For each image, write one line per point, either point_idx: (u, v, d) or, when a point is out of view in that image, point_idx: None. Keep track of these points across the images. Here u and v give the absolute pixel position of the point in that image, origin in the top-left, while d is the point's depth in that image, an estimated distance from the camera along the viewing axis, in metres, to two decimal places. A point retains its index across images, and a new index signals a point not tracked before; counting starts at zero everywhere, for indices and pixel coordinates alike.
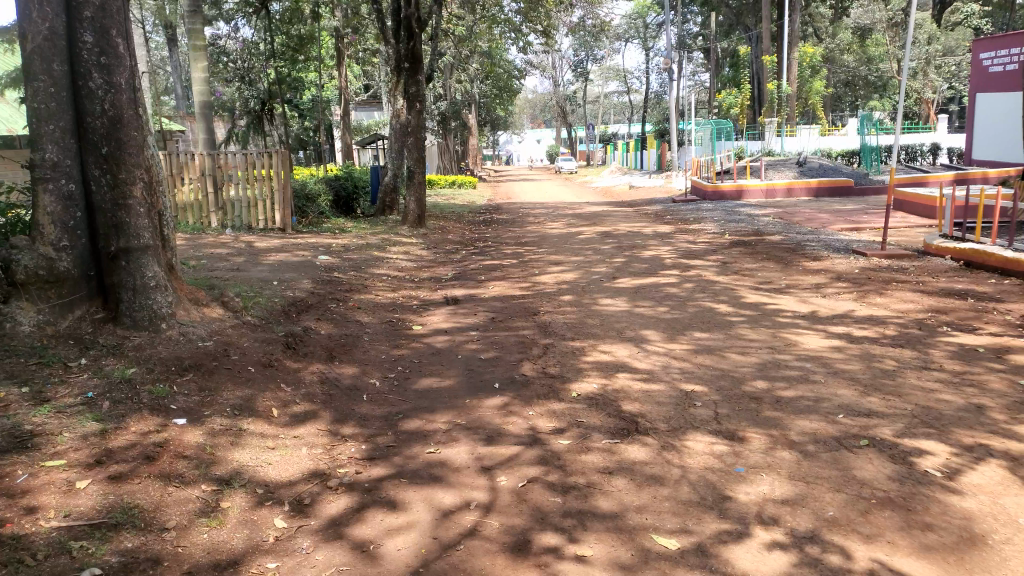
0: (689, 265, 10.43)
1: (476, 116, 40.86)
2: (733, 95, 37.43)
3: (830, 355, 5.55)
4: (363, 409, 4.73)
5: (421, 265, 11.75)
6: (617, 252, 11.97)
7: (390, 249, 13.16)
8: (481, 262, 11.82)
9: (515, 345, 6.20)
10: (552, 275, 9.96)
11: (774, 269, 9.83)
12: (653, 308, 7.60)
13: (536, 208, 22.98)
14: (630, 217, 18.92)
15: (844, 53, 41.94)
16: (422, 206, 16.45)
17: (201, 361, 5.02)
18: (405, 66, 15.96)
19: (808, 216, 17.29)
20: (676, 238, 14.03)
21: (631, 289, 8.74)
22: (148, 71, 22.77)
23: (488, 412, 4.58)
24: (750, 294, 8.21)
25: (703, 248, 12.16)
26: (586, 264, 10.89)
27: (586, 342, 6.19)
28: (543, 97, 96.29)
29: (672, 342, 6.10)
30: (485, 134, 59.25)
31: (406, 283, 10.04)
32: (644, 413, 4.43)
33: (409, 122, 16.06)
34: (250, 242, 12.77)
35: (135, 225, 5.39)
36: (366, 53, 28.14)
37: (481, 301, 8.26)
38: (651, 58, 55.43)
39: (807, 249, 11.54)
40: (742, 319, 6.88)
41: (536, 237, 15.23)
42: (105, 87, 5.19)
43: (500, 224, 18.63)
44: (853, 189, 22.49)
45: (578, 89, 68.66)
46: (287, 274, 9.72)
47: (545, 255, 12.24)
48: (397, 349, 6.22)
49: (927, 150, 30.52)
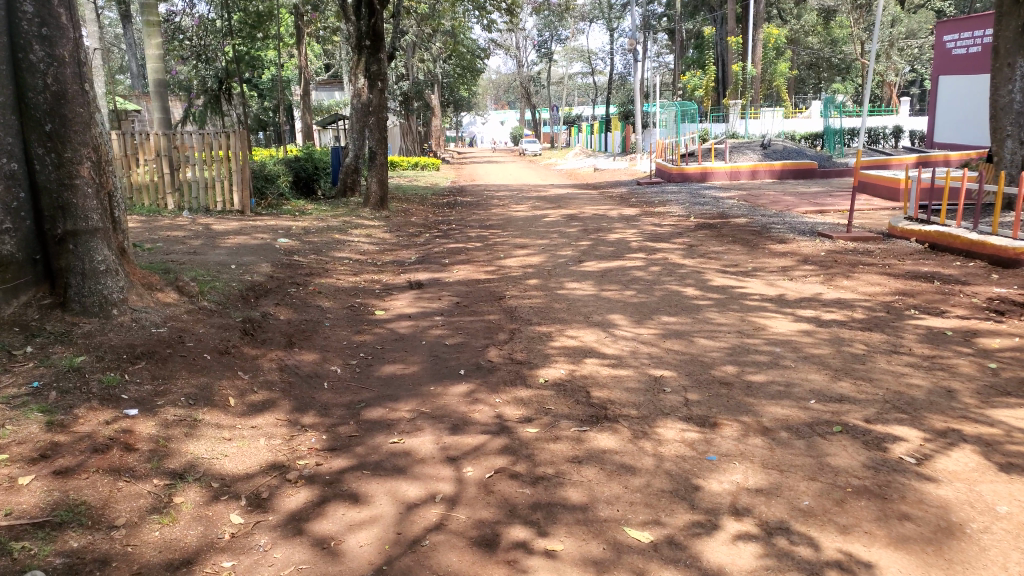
0: (654, 248, 10.41)
1: (439, 97, 40.44)
2: (697, 78, 37.60)
3: (800, 341, 5.58)
4: (325, 398, 4.60)
5: (385, 248, 11.57)
6: (583, 235, 11.91)
7: (353, 232, 12.92)
8: (446, 245, 11.68)
9: (481, 331, 6.11)
10: (517, 259, 9.87)
11: (738, 252, 9.87)
12: (620, 292, 7.57)
13: (501, 190, 22.83)
14: (596, 200, 18.90)
15: (808, 36, 42.31)
16: (384, 188, 16.20)
17: (154, 348, 4.80)
18: (366, 44, 15.66)
19: (772, 199, 17.45)
20: (641, 221, 14.02)
21: (597, 273, 8.69)
22: (99, 48, 22.05)
23: (453, 399, 4.49)
24: (717, 277, 8.22)
25: (669, 231, 12.18)
26: (552, 247, 10.82)
27: (553, 327, 6.12)
28: (508, 78, 95.76)
29: (639, 326, 6.08)
30: (449, 115, 58.73)
31: (368, 267, 9.87)
32: (613, 400, 4.38)
33: (371, 102, 15.77)
34: (209, 225, 12.42)
35: (83, 207, 5.13)
36: (328, 31, 27.59)
37: (446, 285, 8.14)
38: (616, 39, 55.27)
39: (773, 232, 11.62)
40: (709, 303, 6.88)
41: (502, 220, 15.11)
42: (47, 60, 4.90)
43: (465, 206, 18.46)
44: (816, 172, 22.75)
45: (543, 71, 68.35)
46: (246, 257, 9.48)
47: (510, 238, 12.13)
48: (360, 335, 6.08)
49: (889, 133, 31.06)
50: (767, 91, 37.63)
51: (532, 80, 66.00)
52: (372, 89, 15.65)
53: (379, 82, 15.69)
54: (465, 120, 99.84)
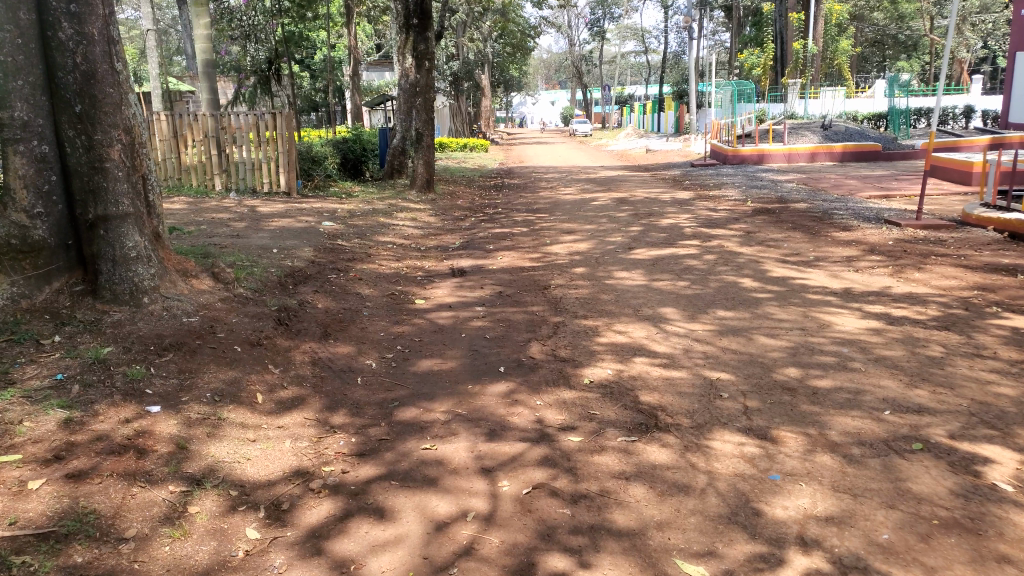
0: (709, 234, 9.93)
1: (489, 77, 40.01)
2: (755, 56, 36.29)
3: (869, 340, 5.13)
4: (357, 395, 4.36)
5: (429, 232, 11.32)
6: (633, 220, 11.47)
7: (398, 215, 12.72)
8: (491, 229, 11.38)
9: (524, 323, 5.80)
10: (564, 245, 9.52)
11: (799, 240, 9.32)
12: (672, 282, 7.17)
13: (550, 172, 22.41)
14: (647, 182, 18.35)
15: (873, 11, 40.46)
16: (430, 169, 15.92)
17: (183, 339, 4.61)
18: (413, 23, 15.35)
19: (833, 182, 16.64)
20: (694, 205, 13.48)
21: (648, 261, 8.29)
22: (153, 30, 22.31)
23: (490, 400, 4.21)
24: (776, 267, 7.74)
25: (724, 216, 11.65)
26: (600, 233, 10.43)
27: (600, 321, 5.78)
28: (558, 58, 94.57)
29: (692, 321, 5.69)
30: (498, 95, 58.23)
31: (412, 252, 9.64)
32: (663, 405, 4.04)
33: (418, 82, 15.47)
34: (255, 207, 12.37)
35: (114, 191, 4.96)
36: (377, 12, 27.39)
37: (489, 272, 7.85)
38: (670, 16, 53.78)
39: (835, 218, 10.99)
40: (767, 296, 6.44)
41: (550, 203, 14.73)
42: (76, 38, 4.73)
43: (513, 189, 18.11)
44: (881, 153, 21.68)
45: (594, 50, 67.18)
46: (289, 240, 9.35)
47: (558, 222, 11.77)
48: (398, 326, 5.84)
49: (959, 113, 29.52)
50: (829, 70, 36.16)
51: (585, 60, 64.88)
52: (418, 69, 15.36)
53: (426, 61, 15.38)
54: (515, 100, 99.04)
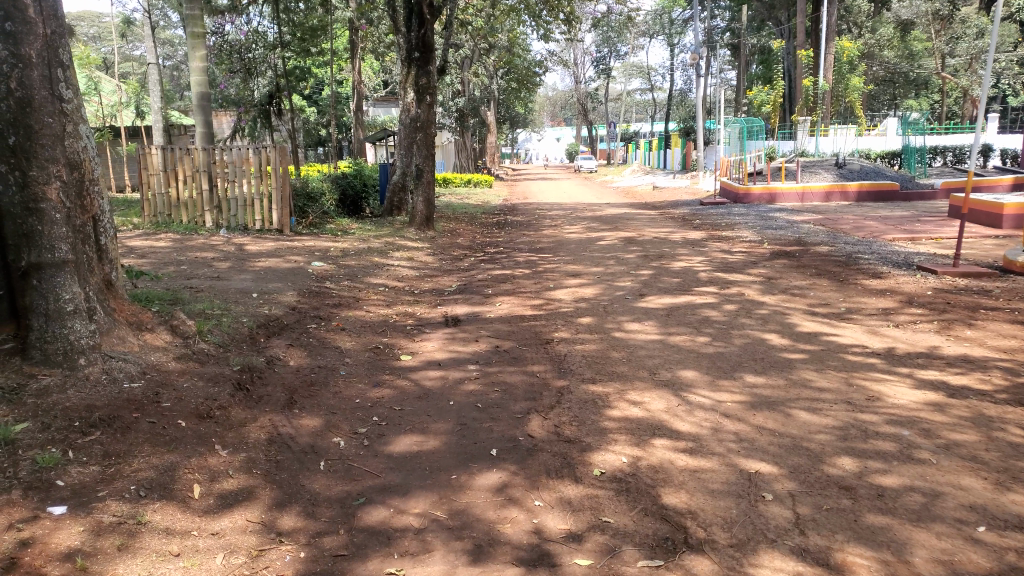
0: (727, 280, 9.19)
1: (495, 113, 39.64)
2: (764, 93, 35.86)
3: (929, 419, 4.32)
4: (318, 487, 3.57)
5: (425, 274, 10.61)
6: (644, 262, 10.75)
7: (395, 254, 12.04)
8: (492, 271, 10.66)
9: (524, 387, 5.03)
10: (570, 290, 8.79)
11: (826, 289, 8.56)
12: (691, 336, 6.39)
13: (556, 209, 21.83)
14: (656, 221, 17.70)
15: (884, 50, 40.24)
16: (430, 206, 15.29)
17: (118, 412, 3.82)
18: (415, 56, 14.85)
19: (852, 224, 15.92)
20: (708, 246, 12.75)
21: (662, 311, 7.52)
22: (153, 62, 21.94)
23: (479, 497, 3.42)
24: (806, 321, 6.97)
25: (741, 260, 10.91)
26: (609, 277, 9.69)
27: (611, 386, 4.99)
28: (565, 94, 95.15)
29: (720, 390, 4.89)
30: (505, 131, 58.14)
31: (404, 296, 8.91)
32: (694, 510, 3.24)
33: (419, 116, 14.93)
34: (243, 245, 11.74)
35: (51, 236, 4.21)
36: (384, 47, 27.13)
37: (486, 323, 7.09)
38: (677, 54, 53.78)
39: (860, 263, 10.23)
40: (802, 359, 5.65)
41: (555, 243, 14.04)
42: (10, 61, 4.05)
43: (517, 226, 17.48)
44: (898, 193, 21.01)
45: (601, 87, 67.30)
46: (272, 283, 8.65)
47: (563, 264, 11.06)
48: (378, 389, 5.06)
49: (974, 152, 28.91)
50: (840, 109, 35.64)
51: (591, 96, 64.89)
52: (419, 103, 14.84)
53: (428, 95, 14.84)
54: (521, 136, 99.33)
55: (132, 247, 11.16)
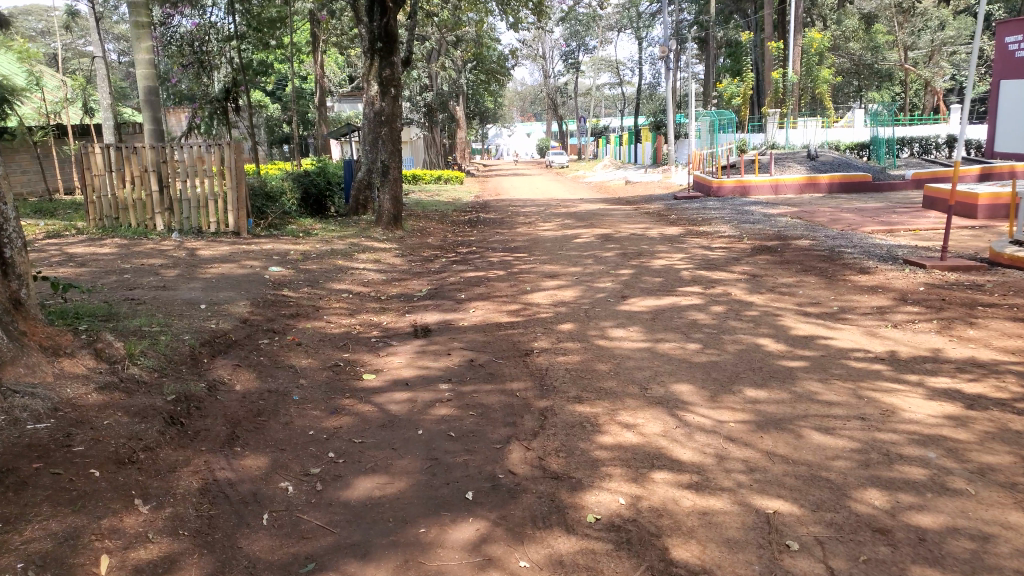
0: (710, 279, 8.72)
1: (463, 108, 38.99)
2: (734, 85, 35.73)
3: (957, 436, 3.84)
4: (258, 553, 2.98)
5: (391, 277, 9.99)
6: (622, 261, 10.25)
7: (359, 256, 11.40)
8: (463, 273, 10.09)
9: (501, 410, 4.47)
10: (546, 293, 8.25)
11: (815, 286, 8.12)
12: (681, 343, 5.88)
13: (528, 205, 21.30)
14: (631, 216, 17.26)
15: (849, 42, 40.49)
16: (397, 205, 14.63)
17: (14, 465, 3.19)
18: (378, 46, 14.19)
19: (829, 217, 15.62)
20: (687, 242, 12.30)
21: (647, 314, 7.01)
22: (102, 57, 20.93)
23: (450, 559, 2.85)
24: (800, 322, 6.50)
25: (722, 256, 10.47)
26: (587, 277, 9.16)
27: (599, 405, 4.45)
28: (533, 90, 94.74)
29: (720, 408, 4.37)
30: (474, 127, 57.59)
31: (369, 303, 8.30)
32: (708, 568, 2.71)
33: (383, 110, 14.29)
34: (195, 250, 11.00)
35: None
36: (348, 42, 26.40)
37: (458, 332, 6.51)
38: (644, 49, 53.67)
39: (845, 257, 9.85)
40: (803, 367, 5.16)
41: (528, 241, 13.49)
42: None
43: (488, 224, 16.89)
44: (871, 184, 20.82)
45: (569, 82, 67.04)
46: (225, 292, 7.99)
47: (538, 264, 10.51)
48: (335, 417, 4.47)
49: (941, 143, 28.96)
50: (809, 100, 35.60)
51: (560, 91, 64.46)
52: (384, 96, 14.20)
53: (392, 87, 14.22)
54: (490, 132, 98.61)
55: (73, 255, 10.38)
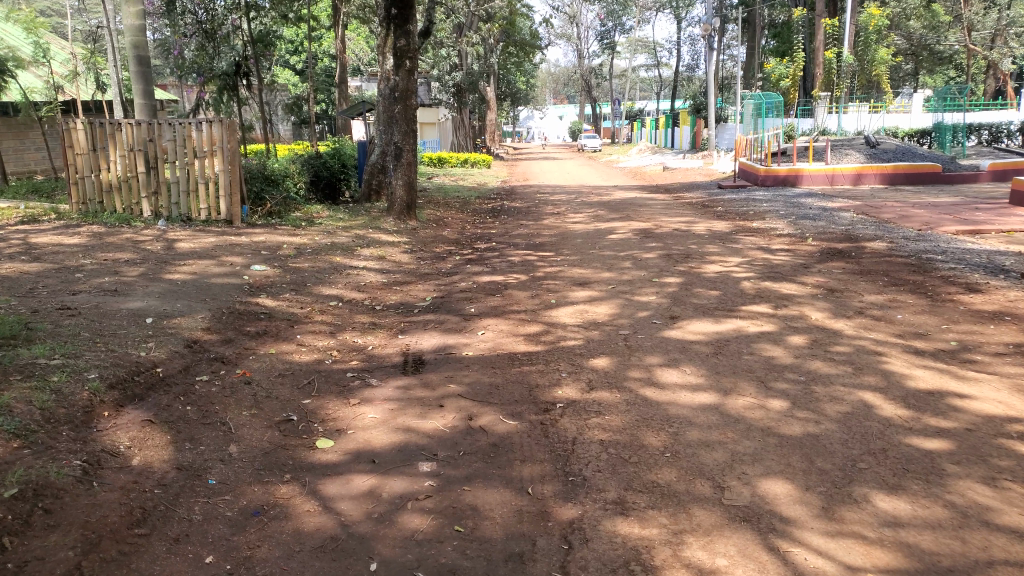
0: (778, 294, 7.10)
1: (493, 89, 37.34)
2: (782, 66, 33.54)
3: None
4: None
5: (393, 280, 8.51)
6: (666, 266, 8.65)
7: (362, 252, 9.97)
8: (477, 276, 8.55)
9: (502, 523, 2.97)
10: (576, 308, 6.71)
11: (915, 309, 6.45)
12: (758, 400, 4.29)
13: (558, 193, 19.74)
14: (671, 207, 15.59)
15: (911, 20, 37.53)
16: (412, 191, 13.03)
17: None
18: (393, 13, 12.61)
19: (897, 211, 13.82)
20: (739, 242, 10.64)
21: (705, 345, 5.42)
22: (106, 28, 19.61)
23: None
24: (915, 365, 4.89)
25: (787, 263, 8.82)
26: (625, 287, 7.59)
27: (654, 524, 2.92)
28: (567, 72, 92.84)
29: (843, 540, 2.81)
30: (506, 108, 56.10)
31: (359, 316, 6.80)
32: None
33: (397, 84, 12.69)
34: (175, 241, 9.64)
35: None
36: (371, 17, 24.96)
37: (459, 367, 4.99)
38: (683, 28, 51.53)
39: (939, 268, 8.14)
40: (949, 452, 3.54)
41: (556, 236, 11.94)
42: None
43: (513, 214, 15.36)
44: (937, 176, 18.77)
45: (605, 64, 65.11)
46: (184, 301, 6.57)
47: (566, 266, 8.96)
48: (254, 527, 3.00)
49: (1012, 130, 26.53)
50: (865, 82, 33.25)
51: (595, 73, 62.33)
52: (398, 70, 12.63)
53: (407, 60, 12.63)
54: (522, 113, 96.65)
55: (33, 244, 9.09)
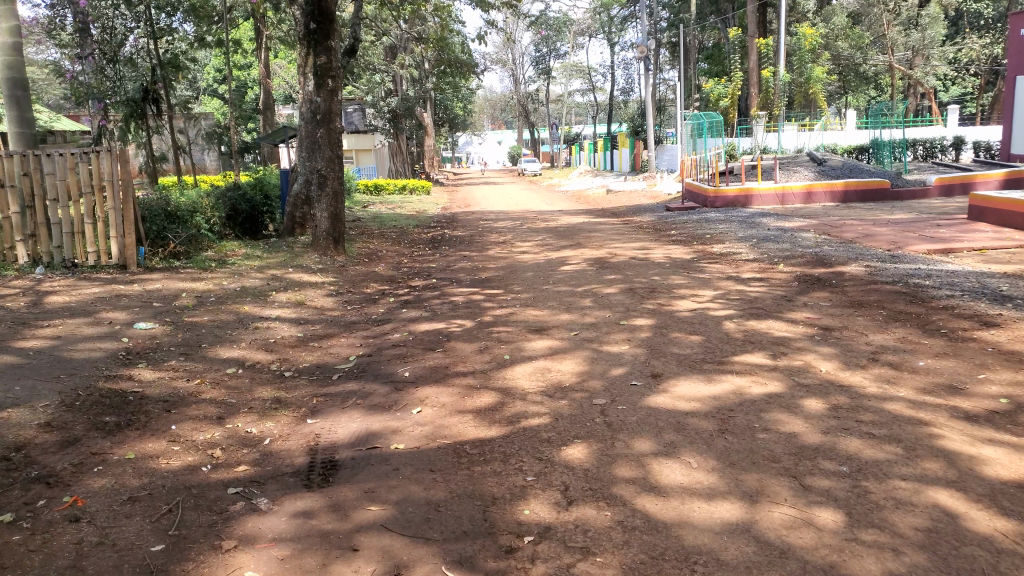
0: (770, 338, 5.99)
1: (430, 115, 36.18)
2: (720, 85, 33.48)
3: None
4: None
5: (312, 333, 7.12)
6: (631, 303, 7.49)
7: (277, 298, 8.55)
8: (413, 324, 7.22)
9: None
10: (535, 366, 5.45)
11: (936, 351, 5.40)
12: (800, 511, 3.10)
13: (501, 219, 18.56)
14: (622, 231, 14.60)
15: (839, 40, 36.81)
16: (338, 224, 11.57)
17: None
18: (311, 27, 11.22)
19: (860, 229, 13.08)
20: (706, 270, 9.61)
21: (704, 420, 4.23)
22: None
23: None
24: (980, 441, 3.76)
25: (767, 296, 7.78)
26: (589, 333, 6.39)
27: None
28: (503, 98, 92.50)
29: None
30: (443, 135, 55.04)
31: (263, 389, 5.40)
32: None
33: (318, 106, 11.32)
34: (47, 293, 8.01)
35: None
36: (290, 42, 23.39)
37: (385, 476, 3.66)
38: (616, 51, 51.60)
39: (939, 296, 7.18)
40: None
41: (503, 268, 10.71)
42: None
43: (454, 244, 14.10)
44: (888, 192, 18.31)
45: (541, 89, 64.77)
46: (26, 378, 5.04)
47: (517, 307, 7.72)
48: None
49: (948, 145, 26.76)
50: (802, 101, 33.30)
51: (532, 98, 61.95)
52: (319, 90, 11.26)
53: (329, 79, 11.28)
54: (459, 140, 95.84)
55: None
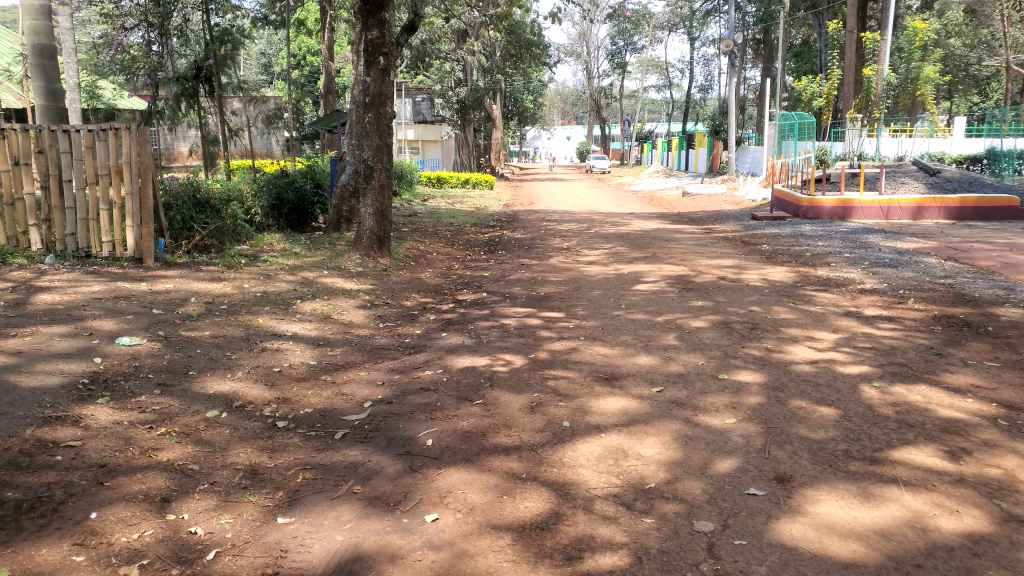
0: (937, 421, 4.32)
1: (502, 107, 34.89)
2: (815, 84, 31.12)
3: None
4: None
5: (327, 363, 5.76)
6: (730, 346, 5.89)
7: (301, 309, 7.26)
8: (450, 358, 5.77)
9: None
10: (606, 445, 3.92)
11: None
12: None
13: (566, 221, 17.04)
14: (705, 243, 12.87)
15: (952, 38, 33.98)
16: (383, 222, 10.22)
17: None
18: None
19: (995, 255, 11.06)
20: (816, 301, 7.88)
21: None
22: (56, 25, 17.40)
23: None
24: None
25: (908, 347, 6.04)
26: (678, 391, 4.82)
27: None
28: (575, 92, 90.53)
29: None
30: (513, 128, 53.77)
31: (239, 450, 4.00)
32: None
33: (369, 87, 10.04)
34: (39, 289, 6.92)
35: None
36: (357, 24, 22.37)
37: None
38: (697, 48, 49.26)
39: None
40: None
41: (568, 282, 9.20)
42: None
43: (514, 248, 12.67)
44: (1013, 211, 15.93)
45: (616, 84, 62.77)
46: None
47: (584, 340, 6.21)
48: None
49: None
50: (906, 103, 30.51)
51: (605, 94, 59.97)
52: (370, 70, 9.97)
53: (381, 57, 9.94)
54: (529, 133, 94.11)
55: None
